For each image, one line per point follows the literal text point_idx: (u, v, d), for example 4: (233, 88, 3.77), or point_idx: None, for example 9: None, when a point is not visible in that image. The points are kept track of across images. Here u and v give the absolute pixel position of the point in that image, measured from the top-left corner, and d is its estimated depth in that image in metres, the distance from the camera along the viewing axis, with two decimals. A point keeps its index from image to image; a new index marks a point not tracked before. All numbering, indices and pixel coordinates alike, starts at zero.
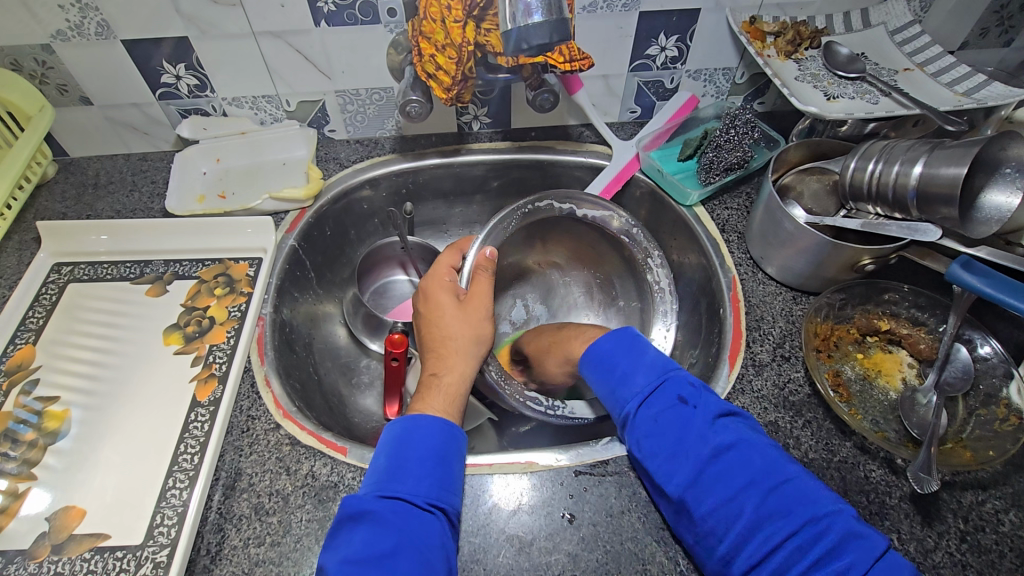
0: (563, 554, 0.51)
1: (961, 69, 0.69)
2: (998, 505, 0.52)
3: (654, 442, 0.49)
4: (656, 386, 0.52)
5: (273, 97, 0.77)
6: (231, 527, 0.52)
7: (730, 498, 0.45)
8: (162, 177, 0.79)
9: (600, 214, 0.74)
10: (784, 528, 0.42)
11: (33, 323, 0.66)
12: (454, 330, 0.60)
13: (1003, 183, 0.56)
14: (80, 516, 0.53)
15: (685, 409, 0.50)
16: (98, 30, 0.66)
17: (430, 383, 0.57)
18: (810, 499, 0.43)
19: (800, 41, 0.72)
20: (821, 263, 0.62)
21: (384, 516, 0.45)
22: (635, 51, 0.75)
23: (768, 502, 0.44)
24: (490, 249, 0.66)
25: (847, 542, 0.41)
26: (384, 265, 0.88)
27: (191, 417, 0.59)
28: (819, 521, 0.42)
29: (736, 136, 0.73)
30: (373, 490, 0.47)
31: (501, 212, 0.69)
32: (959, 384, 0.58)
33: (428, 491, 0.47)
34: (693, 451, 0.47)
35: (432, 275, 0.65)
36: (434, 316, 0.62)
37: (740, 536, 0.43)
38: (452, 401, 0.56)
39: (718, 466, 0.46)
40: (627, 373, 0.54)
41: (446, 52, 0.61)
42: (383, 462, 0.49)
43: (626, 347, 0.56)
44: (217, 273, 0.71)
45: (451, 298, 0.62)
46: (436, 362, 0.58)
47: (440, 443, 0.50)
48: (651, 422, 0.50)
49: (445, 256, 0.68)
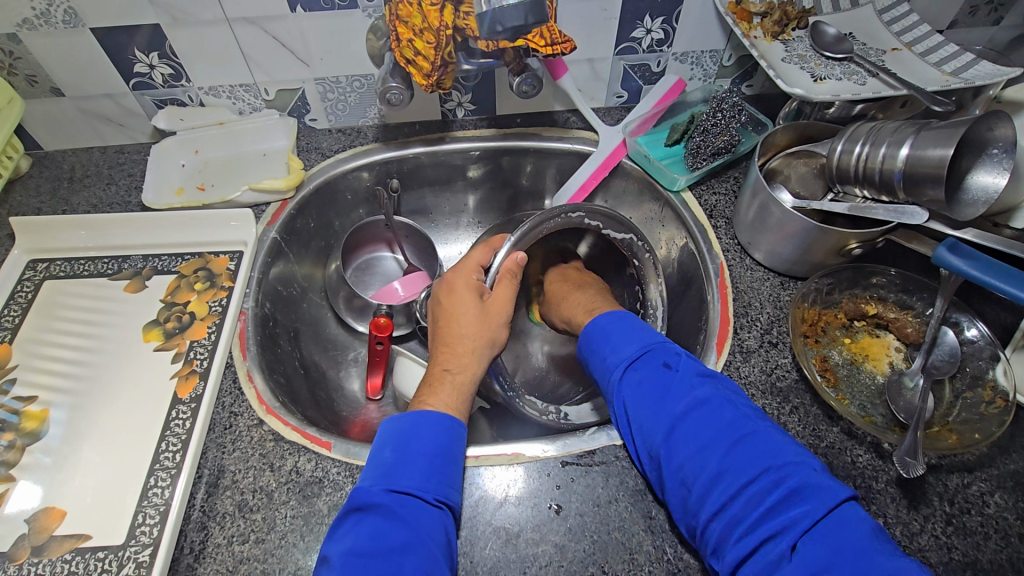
0: (551, 545, 0.50)
1: (950, 48, 0.68)
2: (984, 487, 0.52)
3: (636, 401, 0.50)
4: (642, 351, 0.52)
5: (251, 86, 0.75)
6: (214, 524, 0.51)
7: (698, 450, 0.45)
8: (138, 170, 0.78)
9: (622, 238, 0.69)
10: (745, 477, 0.42)
11: (8, 321, 0.64)
12: (471, 330, 0.58)
13: (991, 163, 0.55)
14: (60, 517, 0.52)
15: (669, 372, 0.50)
16: (66, 18, 0.64)
17: (441, 377, 0.55)
18: (774, 452, 0.43)
19: (787, 21, 0.71)
20: (809, 248, 0.61)
21: (393, 509, 0.44)
22: (620, 34, 0.74)
23: (733, 453, 0.44)
24: (522, 254, 0.62)
25: (804, 493, 0.41)
26: (369, 244, 0.87)
27: (173, 415, 0.58)
28: (779, 472, 0.42)
29: (723, 120, 0.72)
30: (379, 483, 0.46)
31: (541, 215, 0.63)
32: (945, 367, 0.58)
33: (436, 487, 0.47)
34: (669, 409, 0.48)
35: (459, 269, 0.63)
36: (454, 313, 0.59)
37: (705, 485, 0.43)
38: (461, 397, 0.55)
39: (690, 421, 0.46)
40: (615, 340, 0.54)
41: (425, 36, 0.59)
42: (388, 455, 0.48)
43: (614, 319, 0.57)
44: (196, 267, 0.70)
45: (472, 296, 0.60)
46: (450, 357, 0.57)
47: (446, 439, 0.50)
48: (633, 385, 0.51)
49: (476, 251, 0.65)
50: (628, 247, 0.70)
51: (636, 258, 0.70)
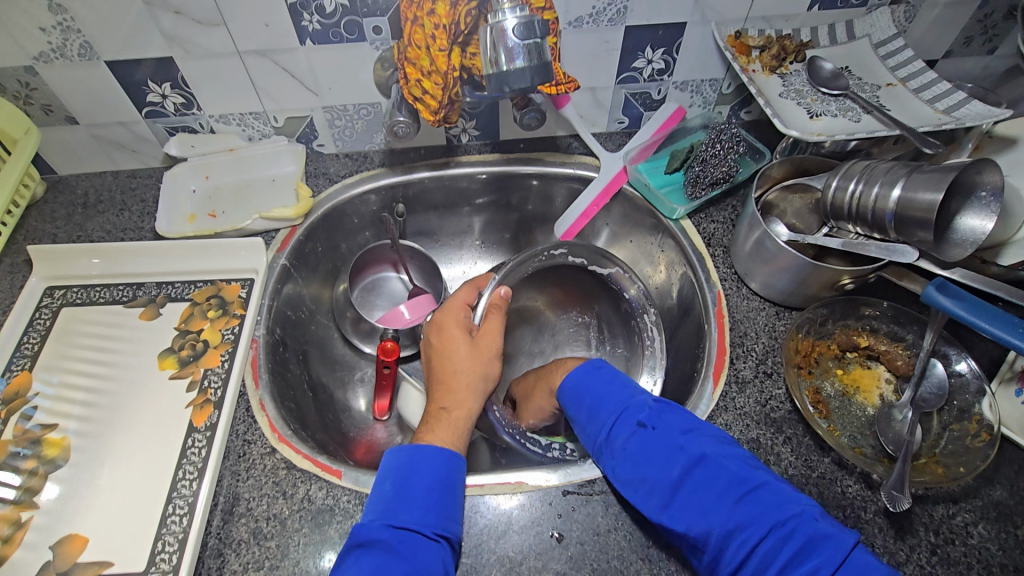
0: (552, 573, 0.53)
1: (943, 85, 0.69)
2: (968, 518, 0.55)
3: (626, 470, 0.52)
4: (618, 416, 0.55)
5: (260, 114, 0.77)
6: (231, 551, 0.54)
7: (702, 512, 0.46)
8: (150, 195, 0.79)
9: (607, 272, 0.74)
10: (751, 535, 0.44)
11: (28, 350, 0.66)
12: (464, 367, 0.60)
13: (979, 206, 0.57)
14: (83, 543, 0.54)
15: (648, 433, 0.53)
16: (81, 52, 0.66)
17: (438, 416, 0.58)
18: (777, 504, 0.45)
19: (784, 55, 0.73)
20: (803, 281, 0.63)
21: (392, 545, 0.47)
22: (621, 64, 0.75)
23: (736, 511, 0.45)
24: (504, 287, 0.66)
25: (813, 544, 0.42)
26: (375, 265, 0.89)
27: (189, 443, 0.60)
28: (785, 525, 0.43)
29: (722, 151, 0.75)
30: (379, 518, 0.49)
31: (523, 254, 0.71)
32: (933, 400, 0.60)
33: (435, 520, 0.49)
34: (664, 474, 0.49)
35: (446, 309, 0.65)
36: (445, 351, 0.61)
37: (717, 545, 0.45)
38: (458, 433, 0.57)
39: (688, 482, 0.48)
40: (591, 406, 0.57)
41: (432, 77, 0.61)
42: (388, 489, 0.50)
43: (587, 378, 0.60)
44: (209, 295, 0.72)
45: (463, 333, 0.62)
46: (445, 395, 0.59)
47: (444, 472, 0.52)
48: (620, 451, 0.53)
49: (461, 291, 0.67)
50: (615, 280, 0.74)
51: (625, 291, 0.74)
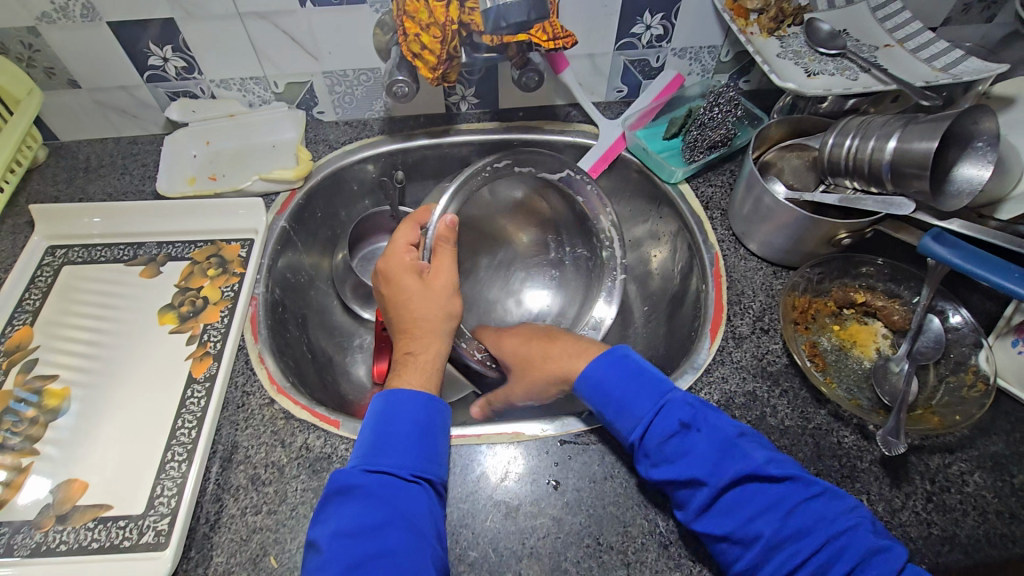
0: (548, 518, 0.53)
1: (940, 45, 0.69)
2: (965, 467, 0.55)
3: (661, 469, 0.50)
4: (655, 413, 0.52)
5: (261, 79, 0.77)
6: (229, 496, 0.54)
7: (747, 521, 0.46)
8: (152, 160, 0.80)
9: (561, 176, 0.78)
10: (804, 549, 0.44)
11: (30, 305, 0.67)
12: (420, 308, 0.60)
13: (975, 156, 0.57)
14: (82, 488, 0.55)
15: (690, 435, 0.50)
16: (83, 13, 0.67)
17: (405, 360, 0.58)
18: (831, 518, 0.45)
19: (783, 17, 0.72)
20: (800, 238, 0.64)
21: (373, 490, 0.47)
22: (620, 30, 0.75)
23: (788, 523, 0.45)
24: (449, 216, 0.65)
25: (867, 562, 0.42)
26: (375, 234, 0.89)
27: (188, 393, 0.60)
28: (838, 541, 0.43)
29: (719, 115, 0.76)
30: (360, 464, 0.49)
31: (461, 176, 0.69)
32: (931, 352, 0.60)
33: (415, 463, 0.49)
34: (706, 480, 0.48)
35: (388, 254, 0.63)
36: (397, 295, 0.61)
37: (759, 555, 0.45)
38: (427, 374, 0.57)
39: (734, 492, 0.47)
40: (620, 402, 0.54)
41: (431, 30, 0.61)
42: (369, 436, 0.51)
43: (615, 371, 0.56)
44: (209, 254, 0.72)
45: (412, 275, 0.61)
46: (409, 340, 0.59)
47: (423, 416, 0.52)
48: (656, 451, 0.51)
49: (401, 231, 0.65)
50: (570, 183, 0.79)
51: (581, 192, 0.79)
